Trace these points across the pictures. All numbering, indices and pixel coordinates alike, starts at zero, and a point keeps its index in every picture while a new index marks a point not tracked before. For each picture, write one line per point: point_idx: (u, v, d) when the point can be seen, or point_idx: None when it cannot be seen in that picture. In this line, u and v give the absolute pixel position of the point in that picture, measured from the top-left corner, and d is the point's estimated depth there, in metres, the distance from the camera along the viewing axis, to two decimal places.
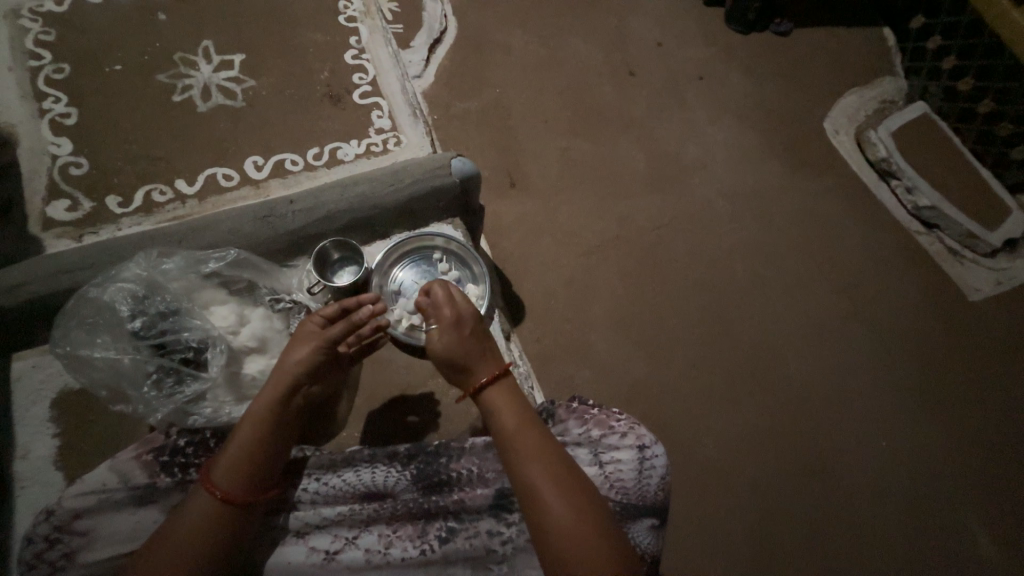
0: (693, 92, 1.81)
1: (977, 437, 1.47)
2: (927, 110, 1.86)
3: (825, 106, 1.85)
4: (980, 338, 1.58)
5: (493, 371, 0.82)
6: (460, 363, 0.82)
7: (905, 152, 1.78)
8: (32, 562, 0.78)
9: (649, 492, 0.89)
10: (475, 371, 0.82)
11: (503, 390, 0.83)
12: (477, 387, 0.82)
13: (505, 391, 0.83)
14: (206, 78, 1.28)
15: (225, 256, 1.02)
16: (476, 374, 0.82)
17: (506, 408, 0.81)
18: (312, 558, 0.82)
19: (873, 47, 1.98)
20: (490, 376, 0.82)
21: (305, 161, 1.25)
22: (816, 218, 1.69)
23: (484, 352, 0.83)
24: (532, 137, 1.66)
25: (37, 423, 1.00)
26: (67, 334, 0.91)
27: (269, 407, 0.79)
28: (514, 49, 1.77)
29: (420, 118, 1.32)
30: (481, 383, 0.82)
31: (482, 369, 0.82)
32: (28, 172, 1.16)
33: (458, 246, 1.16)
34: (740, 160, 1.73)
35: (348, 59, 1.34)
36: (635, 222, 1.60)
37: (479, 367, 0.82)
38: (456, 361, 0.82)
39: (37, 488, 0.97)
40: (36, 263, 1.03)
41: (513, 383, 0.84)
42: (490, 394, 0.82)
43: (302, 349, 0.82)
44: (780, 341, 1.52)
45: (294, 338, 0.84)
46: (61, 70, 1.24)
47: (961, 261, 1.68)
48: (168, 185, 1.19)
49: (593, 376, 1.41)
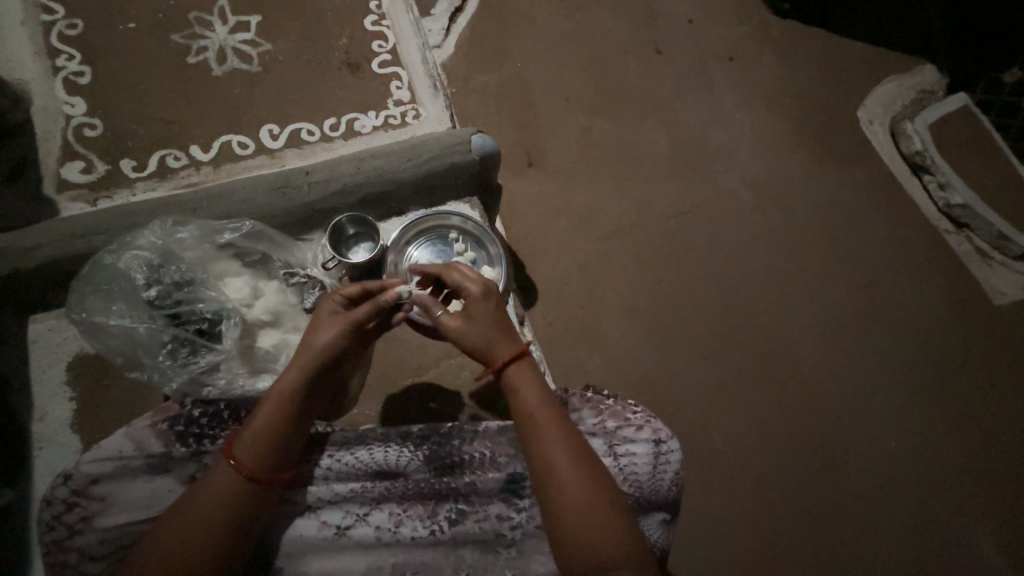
0: (723, 73, 1.73)
1: (989, 446, 1.44)
2: (969, 101, 1.75)
3: (861, 94, 1.77)
4: (1000, 341, 1.54)
5: (515, 348, 0.81)
6: (483, 338, 0.80)
7: (942, 146, 1.69)
8: (52, 523, 0.80)
9: (662, 487, 0.88)
10: (497, 348, 0.80)
11: (527, 366, 0.82)
12: (499, 364, 0.80)
13: (528, 368, 0.82)
14: (221, 40, 1.24)
15: (240, 227, 1.01)
16: (498, 350, 0.80)
17: (524, 387, 0.80)
18: (324, 532, 0.83)
19: (921, 28, 1.85)
20: (512, 353, 0.81)
21: (321, 131, 1.21)
22: (843, 211, 1.63)
23: (505, 329, 0.81)
24: (553, 114, 1.60)
25: (54, 385, 1.02)
26: (83, 299, 0.91)
27: (296, 385, 0.78)
28: (538, 21, 1.69)
29: (440, 90, 1.28)
30: (503, 359, 0.80)
31: (505, 345, 0.81)
32: (41, 131, 1.14)
33: (474, 226, 1.13)
34: (768, 148, 1.66)
35: (367, 25, 1.29)
36: (655, 208, 1.56)
37: (501, 343, 0.80)
38: (478, 340, 0.80)
39: (56, 448, 0.99)
40: (50, 226, 1.02)
41: (534, 361, 0.83)
42: (512, 371, 0.81)
43: (330, 330, 0.81)
44: (795, 337, 1.49)
45: (317, 320, 0.83)
46: (74, 26, 1.20)
47: (989, 264, 1.62)
48: (182, 151, 1.16)
49: (603, 364, 1.40)
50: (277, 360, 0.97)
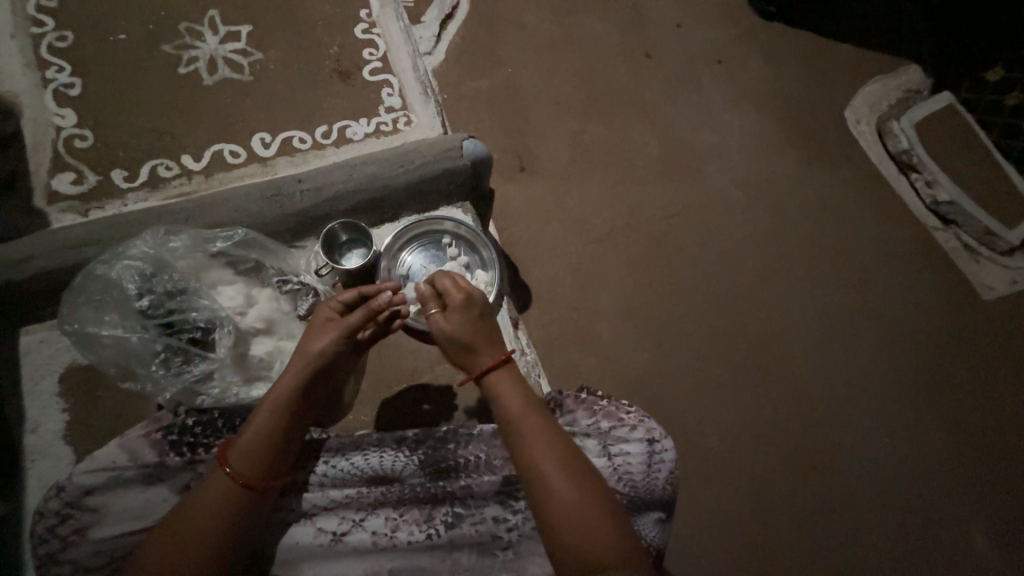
0: (711, 75, 1.75)
1: (980, 439, 1.46)
2: (953, 100, 1.78)
3: (847, 94, 1.79)
4: (988, 335, 1.56)
5: (497, 357, 0.82)
6: (464, 347, 0.81)
7: (927, 144, 1.72)
8: (44, 536, 0.79)
9: (657, 487, 0.89)
10: (479, 355, 0.81)
11: (508, 373, 0.82)
12: (481, 371, 0.80)
13: (509, 374, 0.82)
14: (212, 50, 1.25)
15: (233, 235, 1.01)
16: (479, 358, 0.81)
17: (507, 392, 0.81)
18: (320, 539, 0.83)
19: (904, 28, 1.89)
20: (493, 361, 0.81)
21: (313, 139, 1.22)
22: (831, 210, 1.65)
23: (487, 337, 0.82)
24: (544, 118, 1.61)
25: (46, 396, 1.02)
26: (75, 310, 0.91)
27: (288, 393, 0.78)
28: (528, 27, 1.71)
29: (431, 97, 1.29)
30: (484, 367, 0.81)
31: (486, 354, 0.81)
32: (31, 143, 1.14)
33: (467, 230, 1.14)
34: (757, 149, 1.69)
35: (358, 33, 1.30)
36: (647, 210, 1.57)
37: (482, 351, 0.81)
38: (457, 348, 0.81)
39: (48, 461, 0.99)
40: (41, 237, 1.02)
41: (516, 367, 0.84)
42: (494, 378, 0.81)
43: (323, 338, 0.81)
44: (787, 334, 1.50)
45: (311, 328, 0.83)
46: (64, 38, 1.20)
47: (976, 259, 1.64)
48: (174, 161, 1.16)
49: (598, 365, 1.40)
50: (270, 367, 0.97)
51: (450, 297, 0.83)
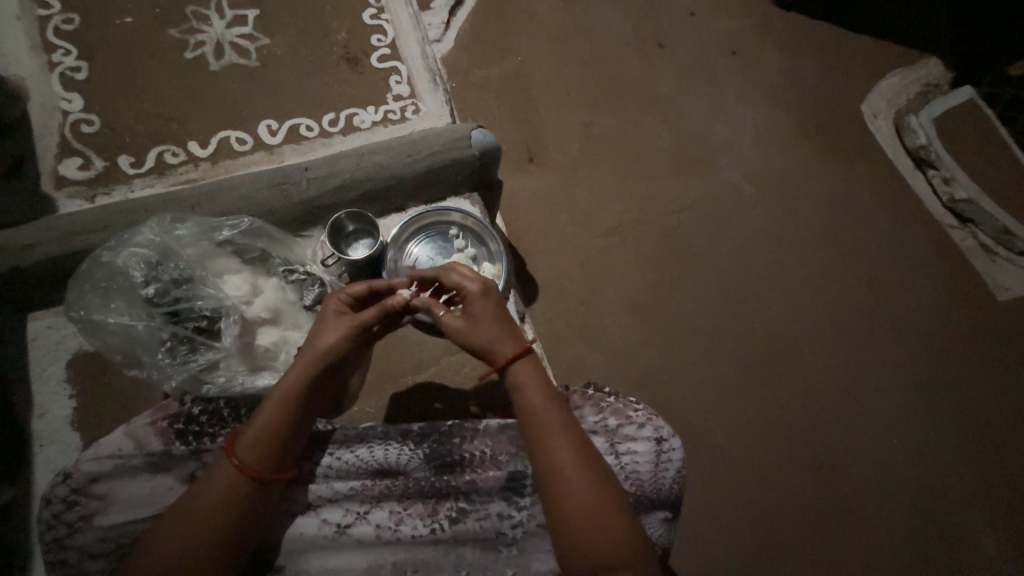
0: (726, 66, 1.71)
1: (991, 442, 1.44)
2: (974, 95, 1.73)
3: (865, 87, 1.75)
4: (1002, 337, 1.53)
5: (519, 346, 0.80)
6: (485, 337, 0.79)
7: (947, 141, 1.68)
8: (51, 522, 0.80)
9: (664, 486, 0.88)
10: (500, 345, 0.79)
11: (530, 364, 0.81)
12: (505, 362, 0.79)
13: (531, 366, 0.80)
14: (219, 34, 1.23)
15: (239, 224, 1.00)
16: (502, 348, 0.79)
17: (527, 385, 0.79)
18: (324, 530, 0.83)
19: (927, 20, 1.83)
20: (516, 350, 0.79)
21: (320, 126, 1.20)
22: (846, 207, 1.61)
23: (504, 328, 0.81)
24: (554, 109, 1.58)
25: (54, 382, 1.02)
26: (81, 297, 0.90)
27: (297, 388, 0.78)
28: (539, 14, 1.67)
29: (439, 85, 1.26)
30: (508, 356, 0.79)
31: (508, 343, 0.79)
32: (38, 127, 1.13)
33: (474, 222, 1.12)
34: (771, 142, 1.65)
35: (366, 19, 1.27)
36: (656, 203, 1.54)
37: (500, 343, 0.80)
38: (474, 338, 0.80)
39: (56, 446, 0.99)
40: (48, 223, 1.01)
41: (537, 359, 0.82)
42: (516, 369, 0.80)
43: (335, 332, 0.80)
44: (796, 333, 1.48)
45: (321, 323, 0.82)
46: (70, 20, 1.19)
47: (993, 258, 1.60)
48: (180, 147, 1.15)
49: (604, 360, 1.39)
50: (276, 358, 0.97)
51: (464, 289, 0.83)
